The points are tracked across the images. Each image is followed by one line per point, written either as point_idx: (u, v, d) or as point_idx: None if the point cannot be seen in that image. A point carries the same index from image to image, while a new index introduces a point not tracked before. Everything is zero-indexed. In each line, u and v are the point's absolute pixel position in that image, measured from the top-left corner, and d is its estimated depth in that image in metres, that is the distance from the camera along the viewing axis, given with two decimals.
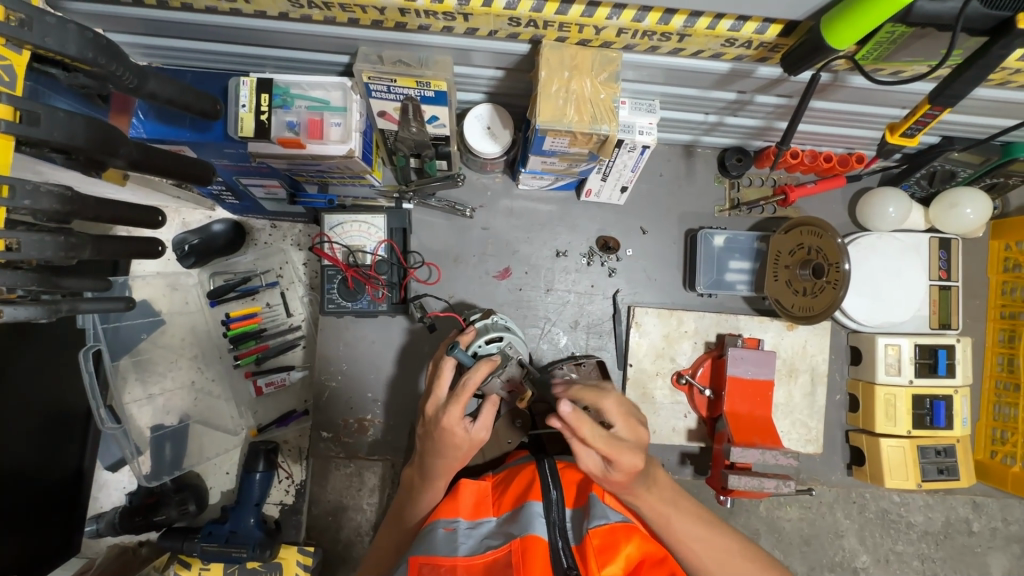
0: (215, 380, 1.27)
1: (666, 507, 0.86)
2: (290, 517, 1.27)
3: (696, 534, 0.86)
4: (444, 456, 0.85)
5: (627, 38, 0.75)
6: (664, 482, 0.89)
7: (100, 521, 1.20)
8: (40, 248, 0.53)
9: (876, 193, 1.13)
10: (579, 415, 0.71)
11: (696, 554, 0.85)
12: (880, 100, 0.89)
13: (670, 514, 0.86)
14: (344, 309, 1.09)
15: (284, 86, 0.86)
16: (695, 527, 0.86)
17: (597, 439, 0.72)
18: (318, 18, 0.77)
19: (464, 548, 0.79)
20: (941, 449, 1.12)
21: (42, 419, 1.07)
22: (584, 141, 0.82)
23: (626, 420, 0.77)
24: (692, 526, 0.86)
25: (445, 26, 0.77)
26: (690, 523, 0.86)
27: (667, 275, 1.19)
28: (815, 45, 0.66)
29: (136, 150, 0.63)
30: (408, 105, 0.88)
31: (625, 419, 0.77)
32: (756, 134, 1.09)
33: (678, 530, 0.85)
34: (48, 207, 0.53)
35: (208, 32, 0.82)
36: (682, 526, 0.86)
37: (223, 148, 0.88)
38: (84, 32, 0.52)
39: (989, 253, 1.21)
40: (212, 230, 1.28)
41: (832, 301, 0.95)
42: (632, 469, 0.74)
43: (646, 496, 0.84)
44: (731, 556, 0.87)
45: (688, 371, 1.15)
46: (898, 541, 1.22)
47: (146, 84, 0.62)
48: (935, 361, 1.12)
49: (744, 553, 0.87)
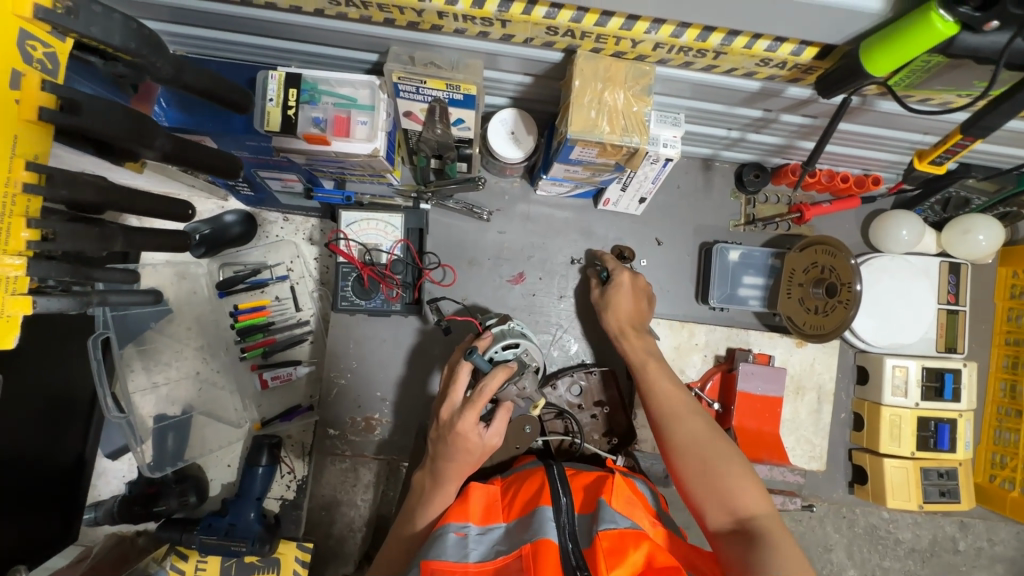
0: (220, 371, 1.27)
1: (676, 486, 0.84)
2: (290, 511, 1.26)
3: (691, 422, 0.87)
4: (456, 462, 0.86)
5: (663, 52, 0.75)
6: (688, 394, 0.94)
7: (97, 510, 1.20)
8: (74, 239, 0.52)
9: (891, 216, 1.14)
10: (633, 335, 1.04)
11: (688, 443, 0.84)
12: (904, 125, 0.90)
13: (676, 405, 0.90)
14: (357, 307, 1.09)
15: (312, 82, 0.86)
16: (691, 412, 0.89)
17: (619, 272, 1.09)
18: (354, 16, 0.77)
19: (475, 554, 0.79)
20: (943, 471, 1.13)
21: (45, 406, 1.05)
22: (613, 152, 0.82)
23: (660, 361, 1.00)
24: (690, 422, 0.87)
25: (481, 31, 0.77)
26: (686, 416, 0.88)
27: (679, 287, 1.19)
28: (853, 70, 0.67)
29: (169, 143, 0.62)
30: (434, 107, 0.88)
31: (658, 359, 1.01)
32: (777, 151, 1.10)
33: (668, 406, 0.90)
34: (84, 198, 0.52)
35: (240, 24, 0.82)
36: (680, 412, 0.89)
37: (246, 141, 0.87)
38: (129, 23, 0.51)
39: (996, 279, 1.22)
40: (224, 220, 1.26)
41: (842, 320, 0.97)
42: (624, 308, 1.06)
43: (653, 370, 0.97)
44: (726, 462, 0.81)
45: (698, 384, 1.14)
46: (885, 556, 1.24)
47: (183, 77, 0.61)
48: (941, 385, 1.13)
49: (741, 479, 0.78)
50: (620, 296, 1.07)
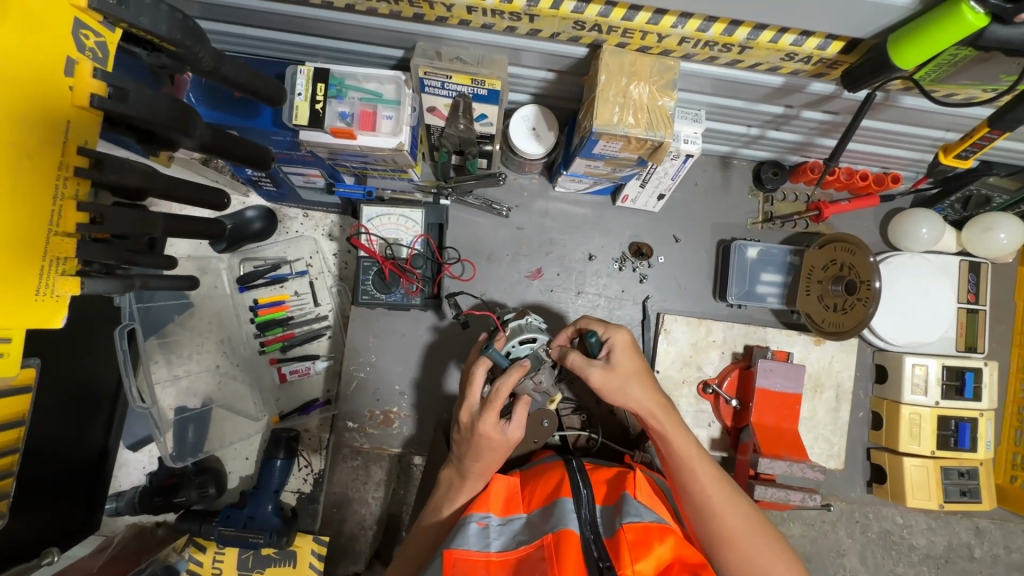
0: (240, 365, 1.29)
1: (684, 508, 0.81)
2: (306, 505, 1.28)
3: (718, 488, 0.80)
4: (482, 459, 0.88)
5: (688, 47, 0.75)
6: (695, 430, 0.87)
7: (119, 499, 1.22)
8: (120, 223, 0.54)
9: (910, 214, 1.14)
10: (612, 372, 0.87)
11: (721, 513, 0.78)
12: (927, 121, 0.90)
13: (693, 458, 0.82)
14: (377, 301, 1.10)
15: (340, 77, 0.88)
16: (716, 476, 0.82)
17: (612, 332, 0.89)
18: (383, 11, 0.78)
19: (496, 545, 0.80)
20: (964, 470, 1.12)
21: (73, 393, 1.06)
22: (636, 146, 0.83)
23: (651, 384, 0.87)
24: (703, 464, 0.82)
25: (508, 26, 0.78)
26: (715, 484, 0.80)
27: (697, 285, 1.20)
28: (879, 64, 0.67)
29: (206, 132, 0.63)
30: (459, 102, 0.89)
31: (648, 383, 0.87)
32: (796, 148, 1.10)
33: (695, 469, 0.81)
34: (131, 183, 0.54)
35: (271, 20, 0.84)
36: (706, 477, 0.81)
37: (272, 136, 0.89)
38: (175, 13, 0.52)
39: (1017, 279, 1.22)
40: (246, 215, 1.28)
41: (861, 319, 0.97)
42: (631, 373, 0.87)
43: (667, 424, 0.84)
44: (756, 527, 0.78)
45: (715, 381, 1.15)
46: (898, 562, 1.22)
47: (222, 68, 0.62)
48: (962, 383, 1.13)
49: (777, 552, 0.76)
50: (623, 360, 0.88)
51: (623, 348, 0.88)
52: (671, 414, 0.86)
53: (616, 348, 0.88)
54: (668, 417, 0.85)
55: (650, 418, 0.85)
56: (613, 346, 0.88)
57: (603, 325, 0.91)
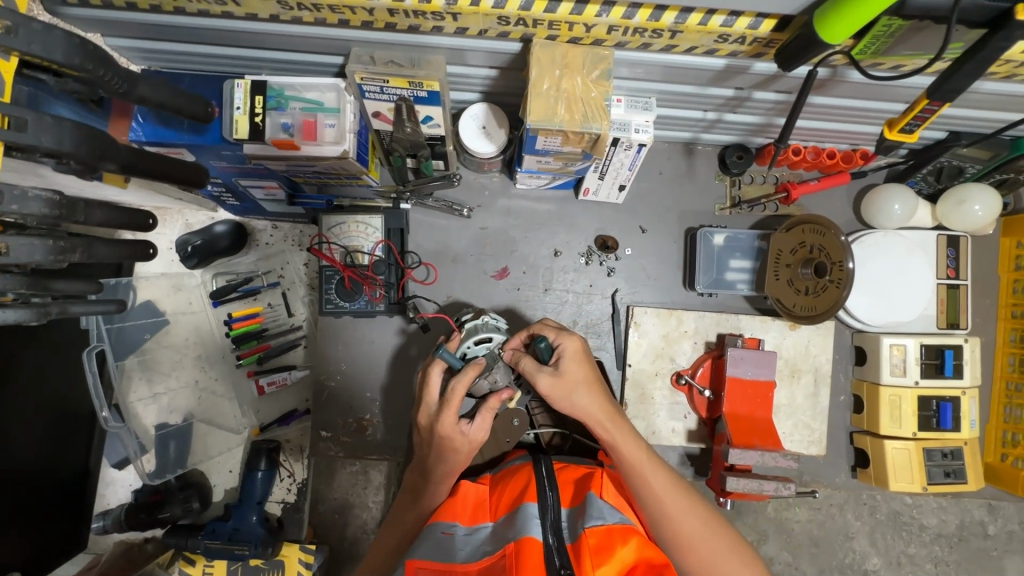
0: (218, 379, 1.28)
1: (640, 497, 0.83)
2: (292, 515, 1.28)
3: (670, 493, 0.82)
4: (447, 462, 0.86)
5: (618, 35, 0.74)
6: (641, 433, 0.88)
7: (106, 518, 1.23)
8: (30, 252, 0.54)
9: (883, 190, 1.10)
10: (558, 382, 0.85)
11: (674, 516, 0.81)
12: (882, 95, 0.87)
13: (643, 466, 0.83)
14: (341, 310, 1.11)
15: (279, 88, 0.87)
16: (668, 481, 0.83)
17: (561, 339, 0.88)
18: (309, 19, 0.78)
19: (461, 554, 0.76)
20: (948, 451, 1.09)
21: (48, 418, 1.08)
22: (576, 139, 0.81)
23: (598, 389, 0.87)
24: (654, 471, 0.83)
25: (435, 26, 0.77)
26: (667, 489, 0.82)
27: (667, 275, 1.18)
28: (809, 40, 0.65)
29: (127, 154, 0.63)
30: (401, 106, 0.88)
31: (597, 389, 0.87)
32: (757, 131, 1.07)
33: (647, 477, 0.82)
34: (37, 211, 0.54)
35: (203, 35, 0.83)
36: (657, 483, 0.83)
37: (221, 151, 0.89)
38: (71, 38, 0.52)
39: (1000, 251, 1.18)
40: (214, 231, 1.29)
41: (836, 300, 0.93)
42: (579, 381, 0.86)
43: (616, 434, 0.84)
44: (708, 523, 0.82)
45: (688, 371, 1.13)
46: (911, 543, 1.21)
47: (136, 88, 0.62)
48: (941, 362, 1.09)
49: (728, 546, 0.81)
50: (573, 367, 0.86)
51: (573, 355, 0.87)
52: (620, 421, 0.86)
53: (566, 354, 0.87)
54: (617, 424, 0.85)
55: (600, 427, 0.85)
56: (563, 352, 0.87)
57: (554, 331, 0.89)
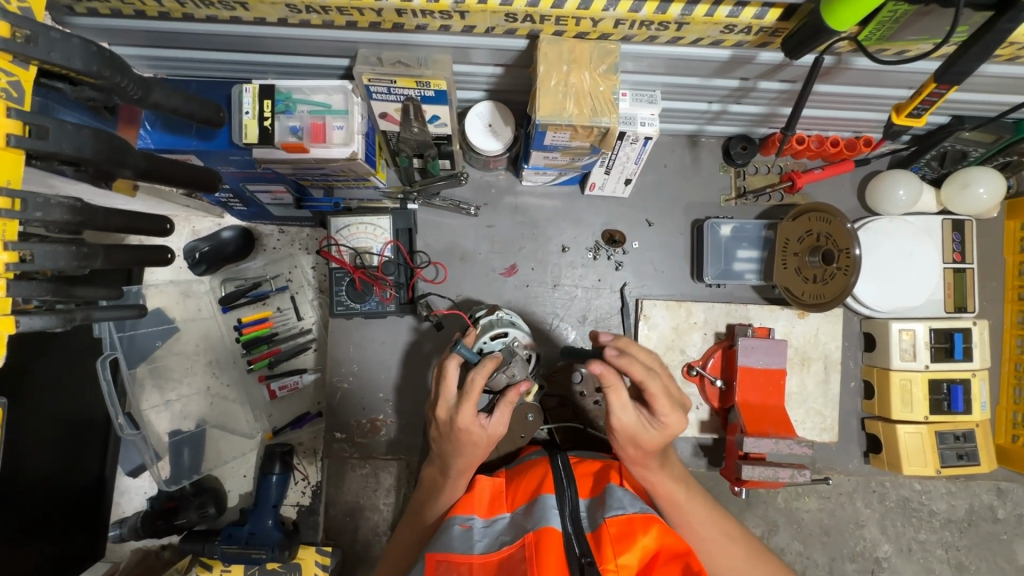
0: (230, 384, 1.28)
1: (674, 489, 0.88)
2: (307, 517, 1.29)
3: (700, 515, 0.88)
4: (463, 454, 0.84)
5: (625, 29, 0.75)
6: (674, 464, 0.91)
7: (122, 526, 1.24)
8: (53, 259, 0.55)
9: (886, 176, 1.11)
10: (628, 436, 0.80)
11: (699, 536, 0.87)
12: (886, 81, 0.88)
13: (677, 494, 0.88)
14: (353, 311, 1.12)
15: (286, 92, 0.87)
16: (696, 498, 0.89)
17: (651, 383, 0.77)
18: (317, 22, 0.78)
19: (480, 546, 0.77)
20: (960, 434, 1.10)
21: (63, 428, 1.08)
22: (585, 134, 0.82)
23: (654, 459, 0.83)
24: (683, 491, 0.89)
25: (442, 25, 0.78)
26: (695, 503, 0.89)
27: (675, 267, 1.18)
28: (816, 27, 0.66)
29: (142, 160, 0.64)
30: (408, 106, 0.87)
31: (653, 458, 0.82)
32: (761, 121, 1.08)
33: (678, 494, 0.88)
34: (60, 218, 0.55)
35: (211, 41, 0.84)
36: (688, 508, 0.88)
37: (229, 156, 0.89)
38: (88, 45, 0.52)
39: (1004, 234, 1.19)
40: (222, 236, 1.29)
41: (844, 287, 0.94)
42: (648, 446, 0.80)
43: (658, 475, 0.86)
44: (730, 541, 0.88)
45: (699, 362, 1.14)
46: (920, 529, 1.21)
47: (151, 95, 0.63)
48: (951, 345, 1.10)
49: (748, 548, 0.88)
50: (651, 439, 0.80)
51: (665, 432, 0.79)
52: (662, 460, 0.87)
53: (657, 425, 0.79)
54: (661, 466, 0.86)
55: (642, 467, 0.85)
56: (657, 426, 0.79)
57: (670, 406, 0.78)
